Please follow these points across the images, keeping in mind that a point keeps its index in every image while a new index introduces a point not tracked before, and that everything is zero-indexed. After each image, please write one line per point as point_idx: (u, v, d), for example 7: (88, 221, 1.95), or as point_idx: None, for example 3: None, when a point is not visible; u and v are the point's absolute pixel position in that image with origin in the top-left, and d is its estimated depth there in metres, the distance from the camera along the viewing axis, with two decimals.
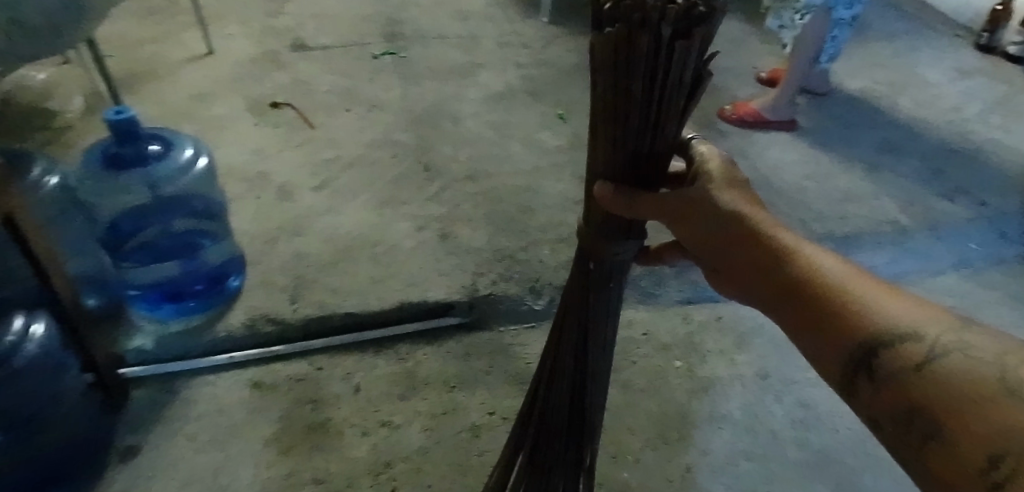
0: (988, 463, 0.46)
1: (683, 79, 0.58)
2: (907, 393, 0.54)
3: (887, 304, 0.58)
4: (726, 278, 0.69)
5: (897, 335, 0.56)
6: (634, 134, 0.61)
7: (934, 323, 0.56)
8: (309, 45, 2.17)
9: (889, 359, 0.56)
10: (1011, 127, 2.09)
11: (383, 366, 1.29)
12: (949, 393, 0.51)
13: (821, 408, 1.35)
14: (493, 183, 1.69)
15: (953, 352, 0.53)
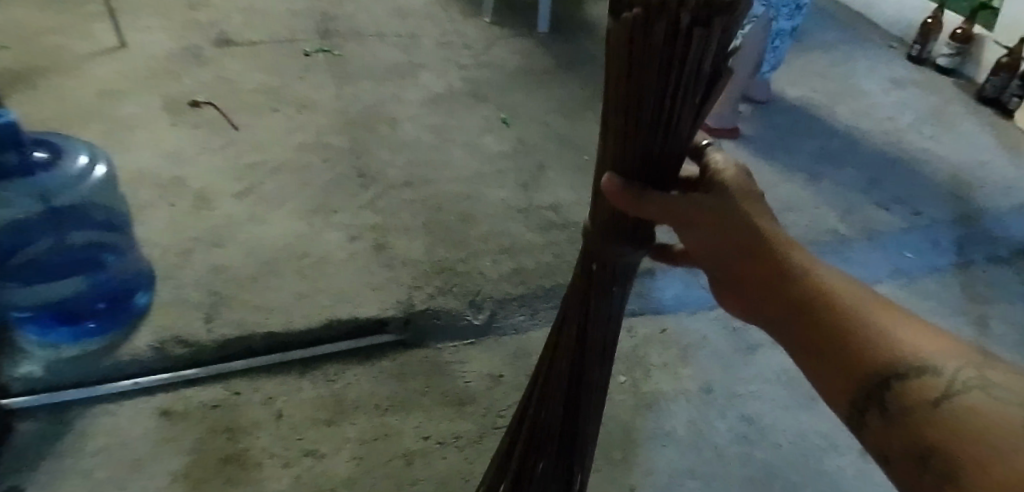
0: None
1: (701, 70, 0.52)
2: (926, 425, 0.52)
3: (910, 336, 0.56)
4: (735, 299, 0.66)
5: (916, 369, 0.54)
6: (647, 127, 0.56)
7: (956, 358, 0.55)
8: (235, 41, 2.05)
9: (909, 392, 0.54)
10: (942, 137, 2.15)
11: (309, 389, 1.19)
12: (968, 423, 0.48)
13: (765, 422, 1.32)
14: (431, 191, 1.61)
15: (977, 390, 0.51)
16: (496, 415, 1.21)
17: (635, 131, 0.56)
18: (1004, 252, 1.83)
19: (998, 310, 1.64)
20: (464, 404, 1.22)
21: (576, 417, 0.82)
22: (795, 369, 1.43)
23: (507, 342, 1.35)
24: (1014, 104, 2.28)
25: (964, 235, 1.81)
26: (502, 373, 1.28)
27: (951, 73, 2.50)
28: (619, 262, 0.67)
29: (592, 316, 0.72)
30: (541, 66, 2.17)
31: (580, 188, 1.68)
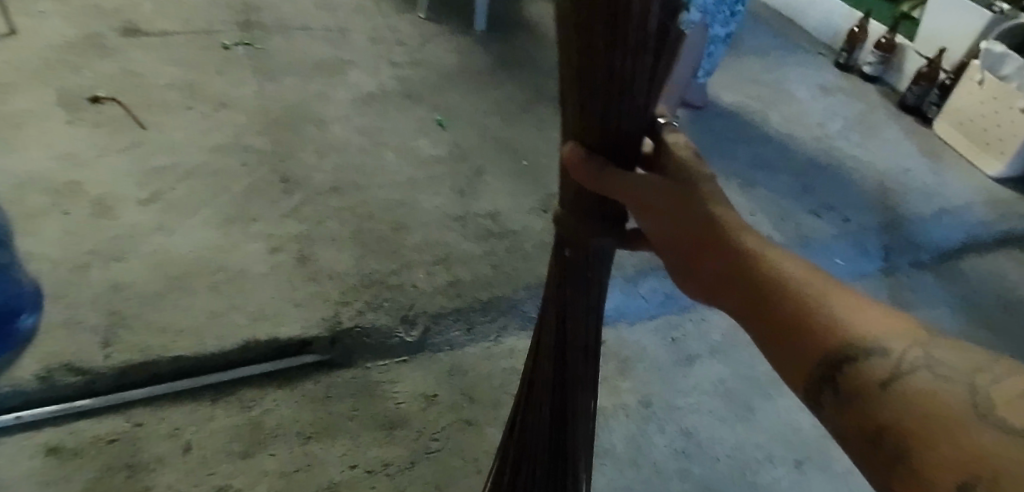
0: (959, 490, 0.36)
1: (649, 26, 0.50)
2: (871, 412, 0.45)
3: (858, 313, 0.50)
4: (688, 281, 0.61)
5: (863, 350, 0.48)
6: (600, 90, 0.54)
7: (899, 336, 0.48)
8: (144, 30, 1.92)
9: (853, 376, 0.48)
10: (868, 144, 2.20)
11: (222, 418, 1.09)
12: (913, 411, 0.42)
13: (703, 436, 1.30)
14: (361, 197, 1.52)
15: (921, 369, 0.45)
16: (429, 439, 1.14)
17: (588, 99, 0.55)
18: (927, 257, 1.86)
19: (922, 316, 1.68)
20: (394, 428, 1.14)
21: (566, 420, 0.80)
22: (732, 380, 1.42)
23: (441, 359, 1.28)
24: (932, 112, 2.37)
25: (891, 242, 1.83)
26: (435, 393, 1.21)
27: (874, 81, 2.56)
28: (590, 247, 0.65)
29: (568, 315, 0.70)
30: (477, 66, 2.10)
31: (518, 195, 1.63)
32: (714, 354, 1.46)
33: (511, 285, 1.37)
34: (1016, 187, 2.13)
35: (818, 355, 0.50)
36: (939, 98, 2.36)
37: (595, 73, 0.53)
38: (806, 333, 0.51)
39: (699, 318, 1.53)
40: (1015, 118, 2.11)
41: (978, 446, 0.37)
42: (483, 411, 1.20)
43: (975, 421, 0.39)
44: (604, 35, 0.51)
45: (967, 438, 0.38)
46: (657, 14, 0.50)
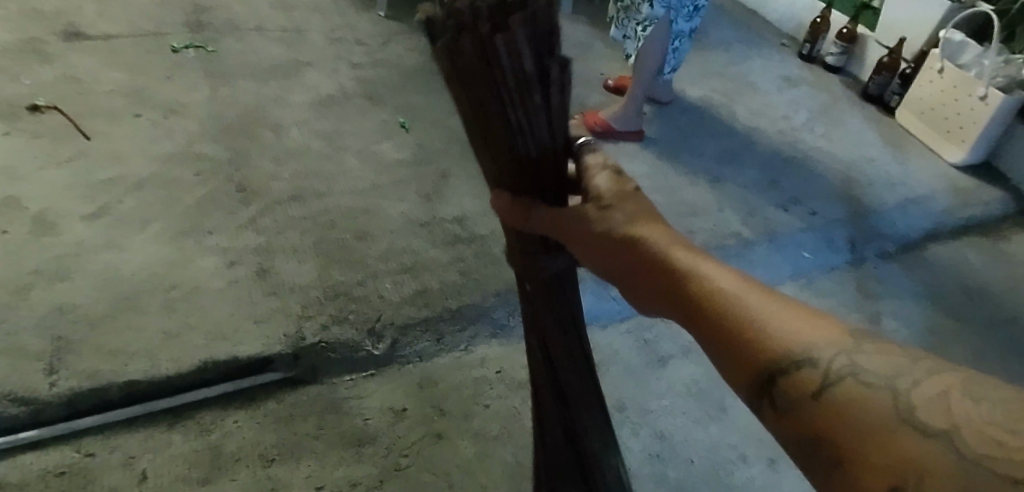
0: None
1: (526, 68, 0.53)
2: (801, 421, 0.44)
3: (779, 317, 0.49)
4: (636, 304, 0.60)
5: (793, 360, 0.46)
6: (499, 135, 0.59)
7: (824, 341, 0.46)
8: (86, 34, 1.86)
9: (783, 385, 0.46)
10: (833, 136, 2.21)
11: (180, 443, 1.04)
12: (840, 416, 0.41)
13: (677, 438, 1.29)
14: (322, 205, 1.47)
15: (847, 378, 0.43)
16: (399, 455, 1.10)
17: (496, 144, 0.61)
18: (892, 248, 1.88)
19: (889, 307, 1.69)
20: (363, 445, 1.10)
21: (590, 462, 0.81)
22: (704, 380, 1.41)
23: (410, 371, 1.23)
24: (895, 101, 2.39)
25: (856, 234, 1.85)
26: (405, 406, 1.17)
27: (838, 71, 2.58)
28: (543, 278, 0.71)
29: (551, 355, 0.76)
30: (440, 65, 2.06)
31: (484, 198, 1.60)
32: (687, 354, 1.45)
33: (480, 292, 1.34)
34: (977, 174, 2.16)
35: (745, 367, 0.48)
36: (901, 87, 2.38)
37: (498, 127, 0.59)
38: (732, 343, 0.49)
39: (671, 318, 1.52)
40: (974, 106, 2.12)
41: (907, 453, 0.36)
42: (455, 423, 1.16)
43: (899, 428, 0.38)
44: (489, 88, 0.55)
45: (894, 443, 0.37)
46: (530, 54, 0.53)
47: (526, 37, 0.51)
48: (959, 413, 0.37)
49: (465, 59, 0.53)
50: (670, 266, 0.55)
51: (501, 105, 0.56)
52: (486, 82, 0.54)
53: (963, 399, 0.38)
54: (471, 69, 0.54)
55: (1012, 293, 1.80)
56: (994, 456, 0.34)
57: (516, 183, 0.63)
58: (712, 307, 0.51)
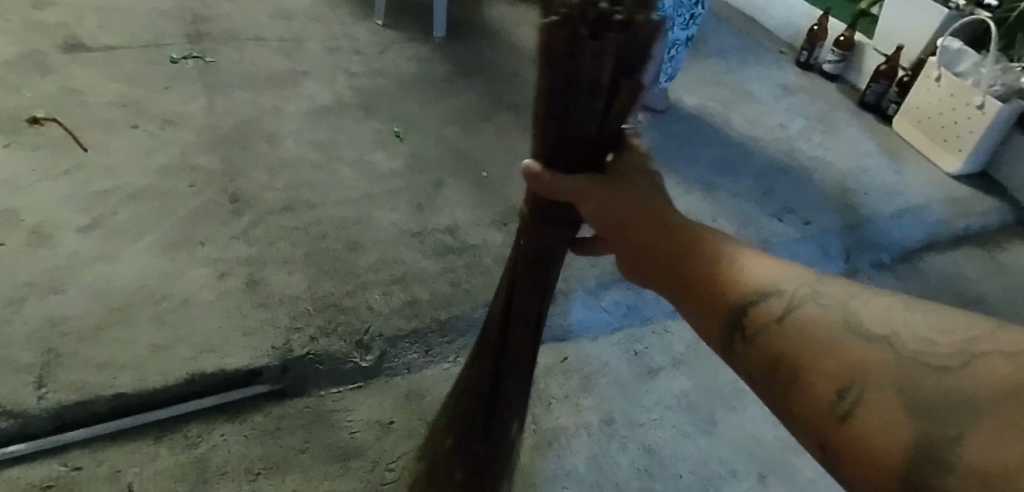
0: (839, 395, 0.50)
1: (601, 77, 0.62)
2: (772, 343, 0.58)
3: (751, 270, 0.63)
4: (623, 266, 0.72)
5: (764, 296, 0.61)
6: (556, 119, 0.67)
7: (789, 280, 0.61)
8: (85, 45, 1.87)
9: (756, 317, 0.60)
10: (829, 145, 2.21)
11: (166, 457, 1.05)
12: (807, 339, 0.55)
13: (665, 452, 1.27)
14: (316, 215, 1.48)
15: (808, 304, 0.58)
16: (384, 469, 1.10)
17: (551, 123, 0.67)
18: (888, 258, 1.85)
19: None
20: (349, 460, 1.10)
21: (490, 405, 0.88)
22: (694, 392, 1.40)
23: (398, 383, 1.23)
24: (893, 109, 2.39)
25: (851, 244, 1.84)
26: (392, 420, 1.17)
27: (835, 79, 2.58)
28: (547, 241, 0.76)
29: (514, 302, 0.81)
30: (437, 74, 2.06)
31: (476, 208, 1.60)
32: (677, 366, 1.44)
33: (470, 303, 1.35)
34: (974, 183, 2.15)
35: (727, 310, 0.62)
36: (899, 95, 2.37)
37: (560, 109, 0.66)
38: (722, 288, 0.63)
39: (663, 330, 1.52)
40: (971, 115, 2.11)
41: (859, 358, 0.51)
42: None
43: (855, 340, 0.53)
44: (565, 78, 0.63)
45: (850, 354, 0.52)
46: (608, 69, 0.61)
47: (613, 53, 0.59)
48: (893, 326, 0.53)
49: (555, 50, 0.61)
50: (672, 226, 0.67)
51: (568, 96, 0.64)
52: (566, 74, 0.62)
53: (901, 314, 0.54)
54: (558, 57, 0.61)
55: (1008, 305, 1.79)
56: (927, 353, 0.50)
57: (556, 157, 0.69)
58: (708, 263, 0.65)
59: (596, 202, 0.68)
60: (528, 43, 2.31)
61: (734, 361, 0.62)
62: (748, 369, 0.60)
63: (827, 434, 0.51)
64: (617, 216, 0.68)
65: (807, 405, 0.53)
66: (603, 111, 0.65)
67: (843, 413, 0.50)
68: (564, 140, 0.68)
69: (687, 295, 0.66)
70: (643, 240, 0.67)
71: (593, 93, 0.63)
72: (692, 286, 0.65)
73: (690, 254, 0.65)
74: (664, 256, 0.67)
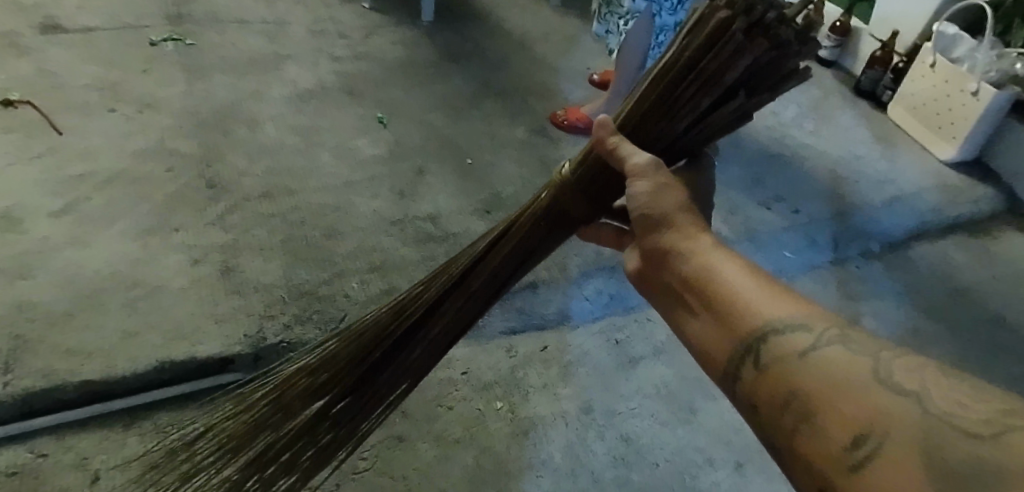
0: (853, 442, 0.43)
1: (726, 77, 0.65)
2: (789, 376, 0.51)
3: (775, 300, 0.57)
4: (641, 270, 0.69)
5: (784, 329, 0.54)
6: (663, 90, 0.69)
7: (818, 320, 0.54)
8: (64, 27, 1.84)
9: (773, 347, 0.54)
10: (821, 133, 2.18)
11: (134, 445, 1.03)
12: (825, 378, 0.48)
13: (643, 441, 1.26)
14: (294, 202, 1.46)
15: (835, 346, 0.51)
16: (358, 458, 1.13)
17: (656, 89, 0.69)
18: (877, 247, 1.83)
19: (869, 308, 1.66)
20: None
21: (394, 343, 0.84)
22: (674, 381, 1.38)
23: None
24: (887, 96, 2.36)
25: (840, 232, 1.81)
26: None
27: (830, 65, 2.54)
28: (566, 215, 0.77)
29: (499, 254, 0.80)
30: (423, 58, 2.04)
31: (459, 195, 1.58)
32: (659, 355, 1.43)
33: None
34: (968, 171, 2.13)
35: (743, 332, 0.57)
36: (893, 82, 2.34)
37: (672, 80, 0.68)
38: (738, 311, 0.58)
39: (646, 318, 1.50)
40: (966, 101, 2.08)
41: (876, 405, 0.44)
42: (416, 427, 1.19)
43: (876, 387, 0.45)
44: (700, 55, 0.65)
45: (867, 398, 0.45)
46: (736, 73, 0.65)
47: (752, 59, 0.63)
48: (930, 383, 0.45)
49: (709, 25, 0.63)
50: (692, 239, 0.63)
51: (688, 73, 0.67)
52: (701, 52, 0.65)
53: (935, 373, 0.46)
54: (707, 33, 0.63)
55: (997, 295, 1.77)
56: (957, 414, 0.41)
57: (640, 124, 0.71)
58: (724, 283, 0.59)
59: (649, 189, 0.65)
60: (517, 28, 2.28)
61: (738, 387, 0.57)
62: (754, 400, 0.55)
63: (835, 483, 0.44)
64: (661, 211, 0.65)
65: (814, 451, 0.46)
66: (702, 111, 0.69)
67: (855, 464, 0.43)
68: (654, 114, 0.70)
69: (702, 308, 0.61)
70: (660, 247, 0.65)
71: (707, 87, 0.66)
72: (710, 301, 0.60)
73: (713, 265, 0.61)
74: (679, 264, 0.63)
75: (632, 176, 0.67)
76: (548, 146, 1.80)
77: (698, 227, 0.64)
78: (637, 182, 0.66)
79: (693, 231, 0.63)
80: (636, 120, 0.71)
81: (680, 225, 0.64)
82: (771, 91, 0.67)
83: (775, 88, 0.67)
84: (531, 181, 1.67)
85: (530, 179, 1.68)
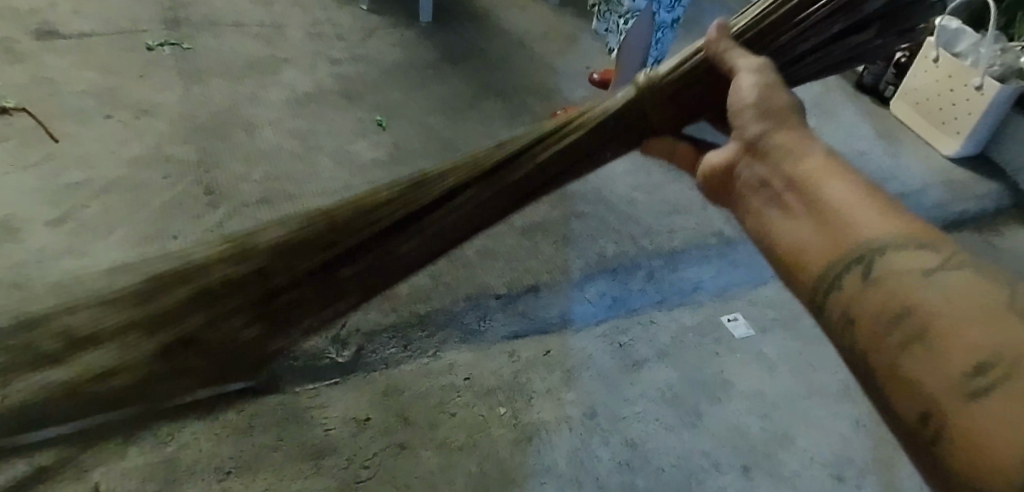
0: (975, 368, 0.41)
1: (863, 9, 0.79)
2: (900, 292, 0.48)
3: (888, 214, 0.54)
4: (731, 171, 0.68)
5: (894, 242, 0.52)
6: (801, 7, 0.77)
7: (940, 239, 0.51)
8: (61, 33, 1.84)
9: (887, 255, 0.51)
10: (822, 130, 2.16)
11: (135, 455, 1.06)
12: (946, 297, 0.45)
13: (647, 446, 1.25)
14: (293, 207, 1.45)
15: (963, 268, 0.47)
16: (360, 466, 1.12)
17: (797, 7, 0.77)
18: None
19: None
20: (322, 456, 1.12)
21: (346, 255, 0.83)
22: (679, 384, 1.37)
23: (376, 379, 1.25)
24: (889, 92, 2.33)
25: None
26: (368, 417, 1.19)
27: None
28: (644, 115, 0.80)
29: (541, 155, 0.82)
30: (422, 60, 2.02)
31: None
32: (663, 358, 1.41)
33: (451, 296, 1.41)
34: (972, 166, 2.11)
35: (848, 238, 0.54)
36: (897, 77, 2.31)
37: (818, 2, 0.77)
38: (845, 219, 0.55)
39: (649, 320, 1.48)
40: (969, 96, 2.05)
41: (1004, 334, 0.41)
42: (418, 433, 1.18)
43: (1009, 316, 0.42)
44: None
45: (1001, 325, 0.42)
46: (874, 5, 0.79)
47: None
48: None
49: None
50: (800, 143, 0.62)
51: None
52: None
53: None
54: None
55: None
56: None
57: (761, 37, 0.78)
58: (831, 186, 0.57)
59: (760, 92, 0.66)
60: (516, 28, 2.26)
61: (828, 296, 0.55)
62: (851, 314, 0.52)
63: (941, 407, 0.42)
64: (770, 110, 0.65)
65: (923, 373, 0.44)
66: (828, 37, 0.81)
67: (970, 391, 0.41)
68: (791, 29, 0.78)
69: (800, 212, 0.59)
70: (764, 148, 0.63)
71: (845, 12, 0.78)
72: (811, 204, 0.58)
73: (817, 170, 0.59)
74: (783, 162, 0.61)
75: (747, 74, 0.69)
76: None
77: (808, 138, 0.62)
78: (751, 79, 0.68)
79: (803, 138, 0.62)
80: (762, 35, 0.78)
81: (791, 127, 0.63)
82: (889, 34, 0.82)
83: (885, 34, 0.83)
84: None
85: None
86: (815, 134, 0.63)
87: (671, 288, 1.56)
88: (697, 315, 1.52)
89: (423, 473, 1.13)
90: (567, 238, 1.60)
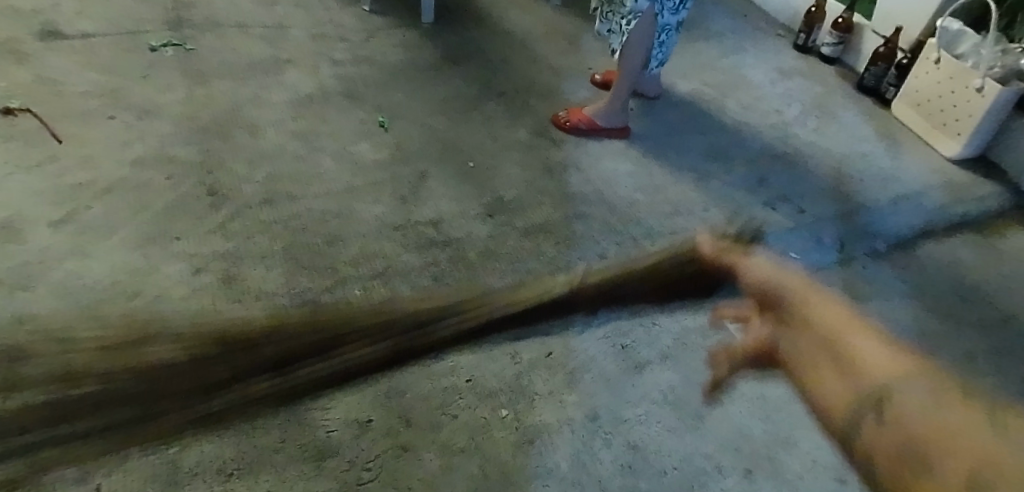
0: (968, 472, 0.61)
1: None
2: (904, 429, 0.73)
3: (950, 405, 0.77)
4: (829, 379, 0.95)
5: (880, 391, 0.81)
6: None
7: (957, 411, 0.76)
8: (63, 33, 1.84)
9: (869, 401, 0.80)
10: (824, 131, 2.14)
11: (136, 458, 1.02)
12: (926, 417, 0.73)
13: (649, 449, 1.25)
14: (295, 208, 1.45)
15: (909, 401, 0.78)
16: (362, 468, 1.10)
17: None
18: (883, 245, 1.80)
19: (878, 308, 1.61)
20: (325, 458, 1.09)
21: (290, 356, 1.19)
22: (681, 387, 1.37)
23: (379, 380, 1.23)
24: (891, 93, 2.34)
25: (847, 232, 1.79)
26: (371, 418, 1.17)
27: (833, 62, 2.52)
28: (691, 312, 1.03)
29: None
30: (423, 61, 2.02)
31: (462, 199, 1.58)
32: (665, 360, 1.41)
33: (453, 298, 1.39)
34: (974, 168, 2.11)
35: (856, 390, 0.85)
36: (897, 78, 2.32)
37: None
38: (908, 402, 0.78)
39: (652, 323, 1.48)
40: (971, 98, 2.05)
41: (969, 443, 0.66)
42: (420, 435, 1.17)
43: (987, 438, 0.66)
44: None
45: (960, 441, 0.67)
46: None
47: None
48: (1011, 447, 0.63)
49: None
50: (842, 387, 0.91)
51: None
52: None
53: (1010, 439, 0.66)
54: None
55: (1006, 292, 1.75)
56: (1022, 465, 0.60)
57: None
58: (868, 389, 0.82)
59: (776, 333, 1.04)
60: (517, 29, 2.26)
61: (859, 431, 0.80)
62: (871, 445, 0.76)
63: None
64: (807, 357, 0.95)
65: (919, 475, 0.66)
66: None
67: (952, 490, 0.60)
68: None
69: (873, 421, 0.77)
70: (819, 362, 0.96)
71: None
72: (880, 416, 0.77)
73: (884, 391, 0.81)
74: (838, 379, 0.90)
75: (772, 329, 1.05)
76: (548, 149, 1.79)
77: (897, 378, 0.87)
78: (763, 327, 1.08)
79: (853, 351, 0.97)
80: None
81: (848, 362, 0.92)
82: None
83: None
84: (534, 185, 1.67)
85: (532, 183, 1.67)
86: (854, 381, 0.87)
87: (673, 290, 1.54)
88: (701, 316, 1.51)
89: (427, 474, 1.12)
90: (569, 239, 1.58)
